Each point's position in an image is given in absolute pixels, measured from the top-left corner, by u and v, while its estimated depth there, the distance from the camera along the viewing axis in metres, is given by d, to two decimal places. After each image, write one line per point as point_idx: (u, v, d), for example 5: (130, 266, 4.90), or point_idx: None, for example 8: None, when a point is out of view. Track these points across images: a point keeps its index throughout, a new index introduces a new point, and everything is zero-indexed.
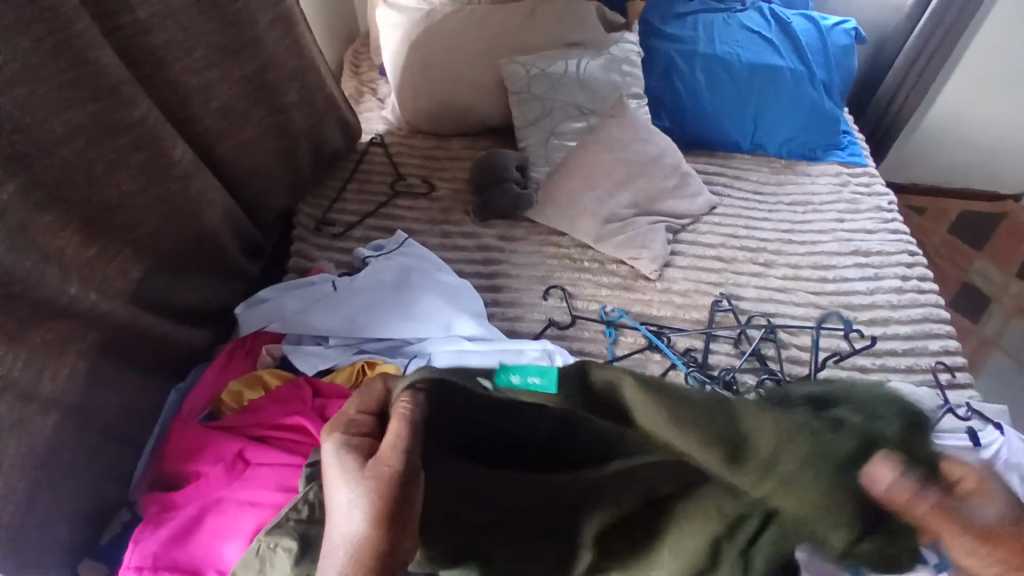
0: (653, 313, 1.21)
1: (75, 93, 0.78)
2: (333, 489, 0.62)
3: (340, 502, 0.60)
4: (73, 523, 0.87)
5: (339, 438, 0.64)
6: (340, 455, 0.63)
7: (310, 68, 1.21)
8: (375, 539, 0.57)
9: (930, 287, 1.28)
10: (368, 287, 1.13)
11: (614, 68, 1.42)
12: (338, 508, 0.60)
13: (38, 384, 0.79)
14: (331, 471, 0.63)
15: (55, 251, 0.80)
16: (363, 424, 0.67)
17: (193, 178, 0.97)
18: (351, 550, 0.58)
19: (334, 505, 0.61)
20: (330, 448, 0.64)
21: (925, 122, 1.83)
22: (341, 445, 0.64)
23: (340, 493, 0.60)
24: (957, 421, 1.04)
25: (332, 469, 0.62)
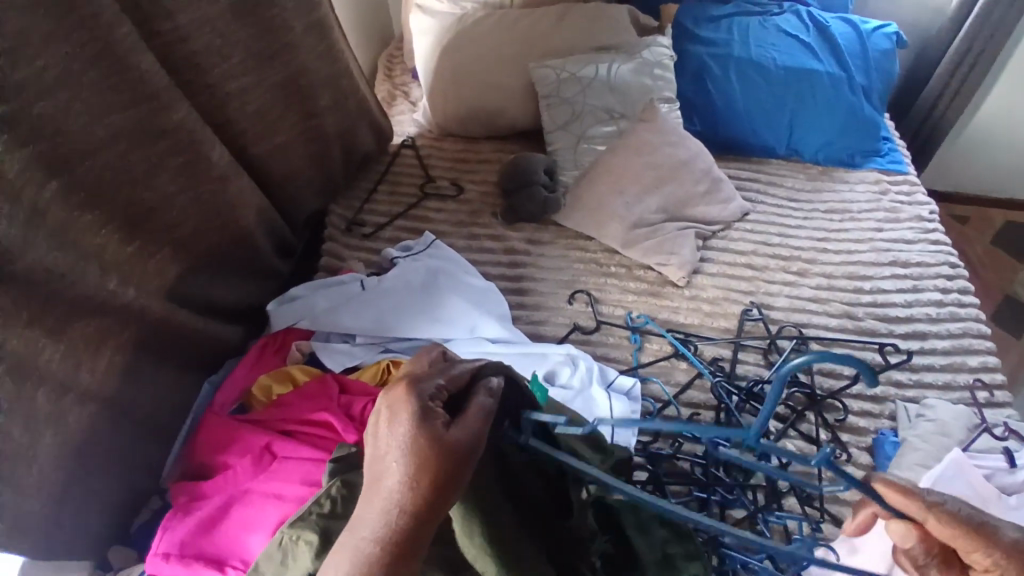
0: (680, 321, 1.20)
1: (117, 98, 0.82)
2: (387, 447, 0.52)
3: (397, 467, 0.50)
4: (107, 510, 0.90)
5: (415, 394, 0.52)
6: (414, 412, 0.51)
7: (342, 73, 1.24)
8: (418, 522, 0.50)
9: (972, 300, 1.23)
10: (395, 288, 1.15)
11: (645, 72, 1.41)
12: (391, 474, 0.50)
13: (75, 376, 0.83)
14: (394, 427, 0.51)
15: (96, 249, 0.83)
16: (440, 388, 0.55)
17: (228, 180, 1.01)
18: (391, 529, 0.50)
19: (384, 466, 0.51)
20: (398, 404, 0.52)
21: (968, 127, 1.77)
22: (416, 404, 0.52)
23: (401, 460, 0.50)
24: (993, 441, 1.00)
25: (395, 426, 0.51)
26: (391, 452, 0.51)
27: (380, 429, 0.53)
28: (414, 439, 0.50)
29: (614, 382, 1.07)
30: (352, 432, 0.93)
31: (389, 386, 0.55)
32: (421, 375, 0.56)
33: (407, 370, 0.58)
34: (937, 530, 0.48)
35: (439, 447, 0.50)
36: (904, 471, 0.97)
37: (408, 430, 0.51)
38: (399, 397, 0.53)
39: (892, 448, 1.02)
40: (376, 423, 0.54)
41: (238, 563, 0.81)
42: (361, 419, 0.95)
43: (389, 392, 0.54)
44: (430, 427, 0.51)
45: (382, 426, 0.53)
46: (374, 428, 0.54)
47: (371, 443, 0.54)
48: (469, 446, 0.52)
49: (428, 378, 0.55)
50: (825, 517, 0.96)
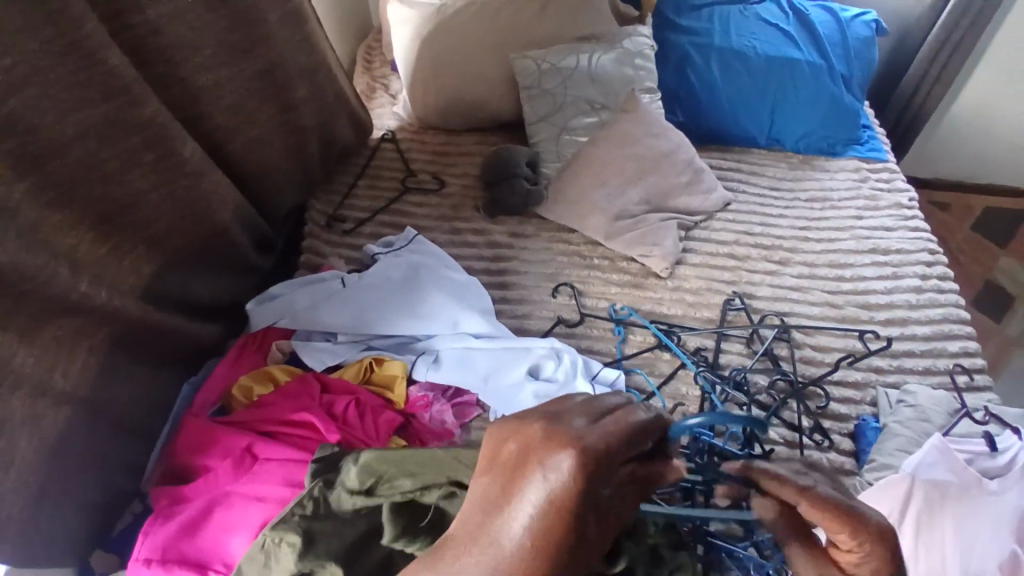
0: (663, 312, 1.20)
1: (88, 93, 0.80)
2: (524, 500, 0.46)
3: (525, 526, 0.45)
4: (86, 515, 0.89)
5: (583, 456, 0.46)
6: (583, 488, 0.45)
7: (319, 64, 1.21)
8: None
9: (951, 286, 1.24)
10: (376, 284, 1.13)
11: (627, 62, 1.40)
12: (512, 533, 0.45)
13: (49, 378, 0.81)
14: (548, 489, 0.45)
15: (68, 248, 0.81)
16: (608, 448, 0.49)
17: (204, 176, 0.99)
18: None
19: (512, 512, 0.46)
20: (571, 475, 0.45)
21: (947, 115, 1.79)
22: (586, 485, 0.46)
23: (534, 526, 0.44)
24: (974, 426, 1.01)
25: (552, 489, 0.45)
26: (526, 510, 0.45)
27: (524, 471, 0.47)
28: (565, 516, 0.45)
29: (599, 374, 1.07)
30: (335, 432, 0.92)
31: (571, 440, 0.47)
32: (612, 447, 0.48)
33: (598, 427, 0.50)
34: (808, 508, 0.57)
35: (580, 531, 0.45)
36: (885, 457, 0.97)
37: (562, 502, 0.45)
38: (576, 466, 0.46)
39: (872, 434, 1.04)
40: (525, 462, 0.47)
41: (220, 567, 0.80)
42: (343, 419, 0.95)
43: (570, 448, 0.46)
44: (587, 507, 0.46)
45: (528, 475, 0.47)
46: (519, 467, 0.47)
47: (500, 472, 0.48)
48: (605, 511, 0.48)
49: (614, 451, 0.48)
50: None
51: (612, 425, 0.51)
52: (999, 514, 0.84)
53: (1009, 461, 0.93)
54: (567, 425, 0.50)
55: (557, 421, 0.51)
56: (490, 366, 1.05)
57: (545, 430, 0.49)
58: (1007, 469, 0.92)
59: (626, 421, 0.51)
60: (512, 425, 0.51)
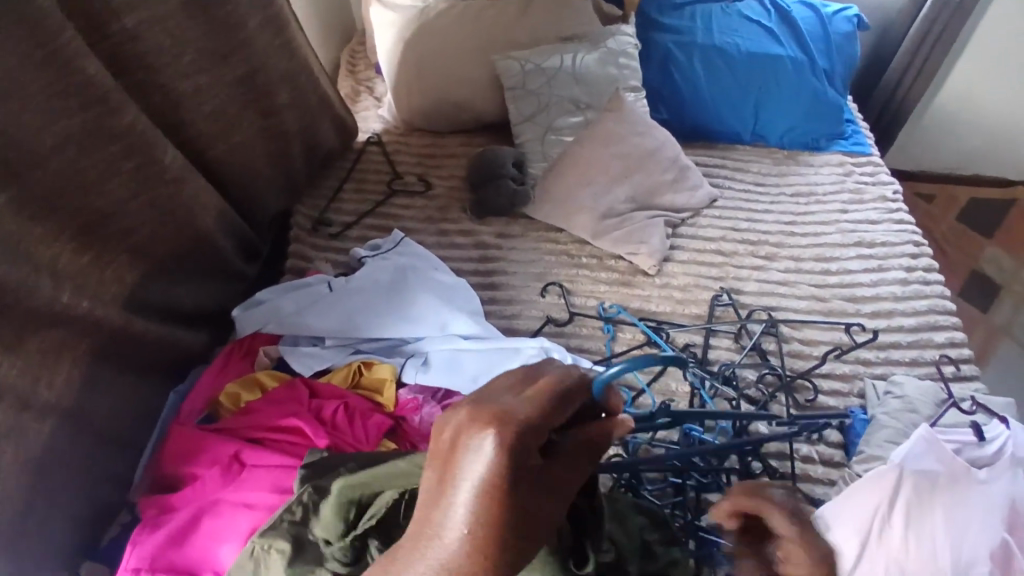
0: (652, 309, 1.20)
1: (65, 102, 0.79)
2: (460, 488, 0.43)
3: (463, 515, 0.43)
4: (73, 527, 0.88)
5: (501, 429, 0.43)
6: (512, 467, 0.43)
7: (301, 68, 1.21)
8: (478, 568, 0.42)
9: (936, 278, 1.26)
10: (363, 288, 1.13)
11: (611, 61, 1.41)
12: (452, 521, 0.43)
13: (33, 391, 0.80)
14: (478, 473, 0.43)
15: (49, 259, 0.80)
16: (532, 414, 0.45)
17: (186, 182, 0.98)
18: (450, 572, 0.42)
19: (450, 503, 0.44)
20: (496, 451, 0.43)
21: (929, 109, 1.81)
22: (514, 459, 0.43)
23: (473, 513, 0.43)
24: (962, 416, 1.02)
25: (481, 472, 0.43)
26: (461, 497, 0.43)
27: (455, 459, 0.45)
28: (501, 498, 0.42)
29: None
30: (324, 436, 0.92)
31: (493, 416, 0.44)
32: (540, 415, 0.45)
33: (526, 398, 0.47)
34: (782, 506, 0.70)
35: (525, 508, 0.44)
36: (874, 448, 0.98)
37: (495, 484, 0.43)
38: (498, 444, 0.43)
39: (861, 426, 1.04)
40: (455, 449, 0.45)
41: None
42: (332, 423, 0.94)
43: (490, 426, 0.44)
44: (523, 485, 0.43)
45: (460, 461, 0.44)
46: (449, 454, 0.45)
47: (437, 462, 0.46)
48: (551, 481, 0.47)
49: (544, 420, 0.45)
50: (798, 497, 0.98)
51: (541, 392, 0.47)
52: (989, 505, 0.84)
53: (997, 450, 0.93)
54: (494, 401, 0.47)
55: (482, 397, 0.48)
56: (479, 367, 1.04)
57: (469, 409, 0.46)
58: (996, 458, 0.92)
59: (554, 384, 0.48)
60: (449, 412, 0.48)
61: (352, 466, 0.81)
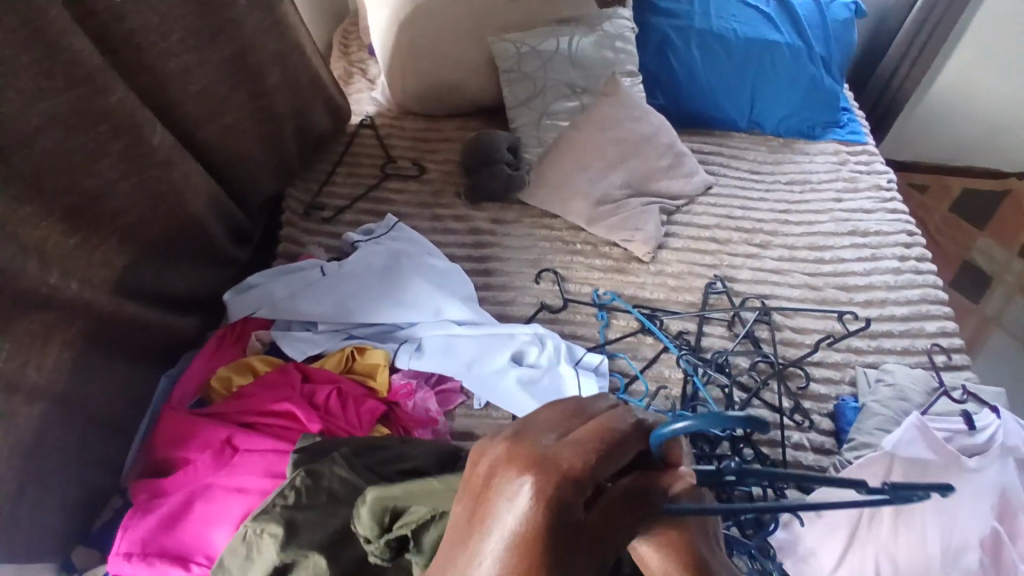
0: (646, 296, 1.20)
1: (51, 81, 0.77)
2: (489, 534, 0.39)
3: (490, 566, 0.38)
4: (65, 511, 0.87)
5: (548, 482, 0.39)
6: (553, 517, 0.39)
7: (292, 49, 1.19)
8: None
9: (928, 267, 1.26)
10: (357, 272, 1.12)
11: (607, 45, 1.39)
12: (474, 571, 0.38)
13: (22, 374, 0.79)
14: (512, 519, 0.39)
15: (36, 242, 0.79)
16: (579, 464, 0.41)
17: (176, 164, 0.97)
18: None
19: (476, 549, 0.39)
20: (536, 502, 0.39)
21: (925, 98, 1.80)
22: (554, 512, 0.39)
23: (500, 565, 0.38)
24: (952, 404, 1.03)
25: (516, 520, 0.39)
26: (492, 547, 0.39)
27: (488, 499, 0.41)
28: (534, 553, 0.38)
29: (583, 359, 1.08)
30: (317, 422, 0.91)
31: (536, 459, 0.41)
32: (588, 463, 0.41)
33: (571, 440, 0.43)
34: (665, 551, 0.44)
35: (565, 569, 0.38)
36: (864, 435, 0.99)
37: (531, 534, 0.38)
38: (539, 491, 0.39)
39: (852, 414, 1.05)
40: (488, 488, 0.41)
41: (203, 560, 0.79)
42: (325, 408, 0.94)
43: (530, 471, 0.40)
44: (559, 540, 0.38)
45: (494, 504, 0.40)
46: (484, 494, 0.41)
47: (466, 500, 0.42)
48: (594, 537, 0.40)
49: (590, 468, 0.41)
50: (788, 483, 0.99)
51: (589, 437, 0.43)
52: (978, 492, 0.88)
53: (987, 438, 0.94)
54: (535, 441, 0.43)
55: (524, 436, 0.44)
56: (474, 354, 1.05)
57: (507, 445, 0.42)
58: (986, 448, 0.93)
59: (605, 428, 0.44)
60: (488, 444, 0.44)
61: (345, 452, 0.81)
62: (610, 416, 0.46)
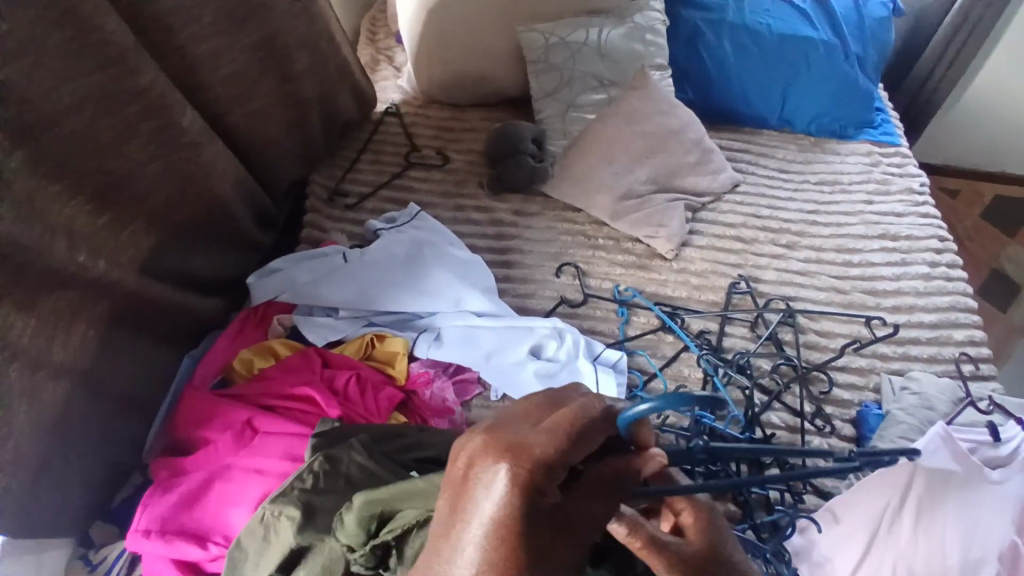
0: (668, 294, 1.19)
1: (83, 61, 0.78)
2: (470, 523, 0.39)
3: (473, 554, 0.38)
4: (87, 485, 0.89)
5: (519, 464, 0.39)
6: (530, 503, 0.39)
7: (320, 34, 1.19)
8: None
9: (959, 274, 1.23)
10: (379, 260, 1.12)
11: (637, 37, 1.37)
12: (457, 560, 0.39)
13: (49, 350, 0.80)
14: (489, 508, 0.39)
15: (65, 221, 0.80)
16: (548, 447, 0.41)
17: (203, 147, 0.97)
18: None
19: (459, 539, 0.39)
20: (510, 489, 0.39)
21: (962, 100, 1.75)
22: (528, 497, 0.39)
23: (483, 555, 0.38)
24: (977, 415, 1.00)
25: (492, 508, 0.39)
26: (472, 535, 0.39)
27: (468, 490, 0.41)
28: (516, 539, 0.38)
29: (601, 355, 1.07)
30: (336, 407, 0.92)
31: (509, 446, 0.41)
32: (560, 449, 0.41)
33: (542, 428, 0.42)
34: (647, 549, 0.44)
35: (543, 552, 0.39)
36: (887, 443, 0.97)
37: (510, 521, 0.38)
38: (512, 477, 0.39)
39: (875, 420, 1.03)
40: (468, 479, 0.41)
41: (221, 539, 0.81)
42: (344, 394, 0.95)
43: (504, 459, 0.40)
44: (537, 526, 0.39)
45: (472, 494, 0.40)
46: (463, 484, 0.41)
47: (448, 492, 0.42)
48: (571, 522, 0.41)
49: (563, 455, 0.41)
50: (807, 489, 0.97)
51: (561, 421, 0.43)
52: (1001, 504, 0.85)
53: (1012, 450, 0.91)
54: (512, 429, 0.43)
55: (500, 424, 0.43)
56: (493, 346, 1.05)
57: (484, 436, 0.42)
58: (1010, 460, 0.91)
59: (576, 413, 0.44)
60: (465, 435, 0.44)
61: (363, 439, 0.81)
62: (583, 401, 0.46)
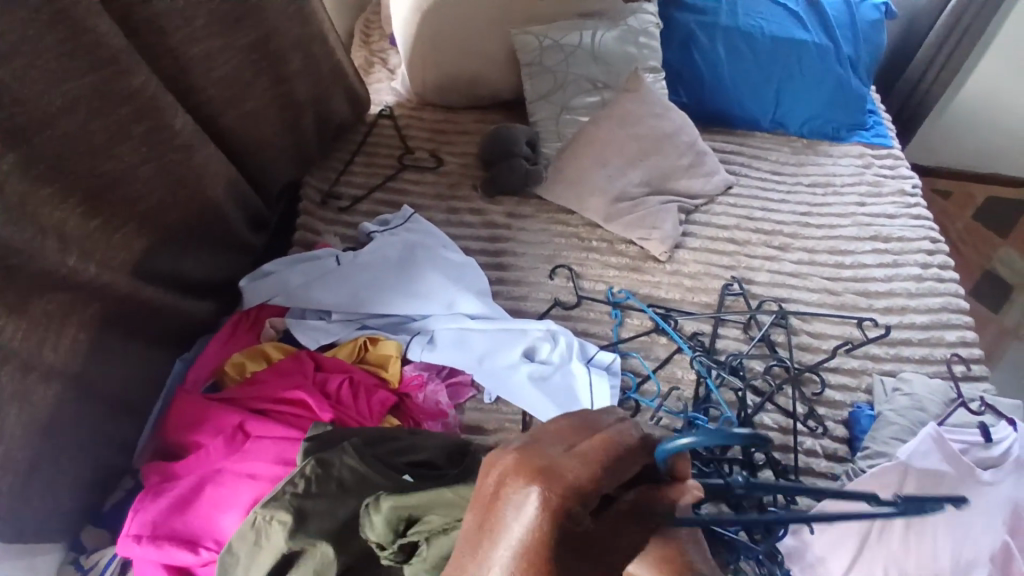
0: (661, 296, 1.19)
1: (75, 63, 0.78)
2: (498, 545, 0.40)
3: None
4: (77, 489, 0.89)
5: (549, 493, 0.39)
6: (558, 530, 0.38)
7: (314, 36, 1.18)
8: None
9: (951, 275, 1.24)
10: (371, 263, 1.12)
11: (630, 40, 1.37)
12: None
13: (39, 353, 0.80)
14: (516, 532, 0.39)
15: (56, 223, 0.80)
16: (582, 474, 0.40)
17: (195, 149, 0.97)
18: None
19: (486, 558, 0.40)
20: (540, 515, 0.39)
21: (953, 102, 1.76)
22: (558, 525, 0.39)
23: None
24: (969, 416, 1.00)
25: (519, 532, 0.39)
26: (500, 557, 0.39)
27: (497, 509, 0.41)
28: (540, 565, 0.38)
29: (594, 357, 1.07)
30: (328, 411, 0.92)
31: (540, 470, 0.40)
32: (592, 476, 0.40)
33: (578, 451, 0.41)
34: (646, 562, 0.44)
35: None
36: (879, 444, 0.97)
37: (537, 545, 0.38)
38: (541, 504, 0.39)
39: (867, 421, 1.03)
40: (497, 498, 0.41)
41: (212, 544, 0.80)
42: (336, 398, 0.94)
43: (535, 482, 0.39)
44: (565, 554, 0.39)
45: (502, 514, 0.40)
46: (492, 503, 0.41)
47: (478, 507, 0.43)
48: (598, 548, 0.40)
49: (596, 483, 0.40)
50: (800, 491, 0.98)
51: (595, 446, 0.42)
52: (993, 506, 0.87)
53: (1004, 451, 0.92)
54: (543, 449, 0.42)
55: (534, 445, 0.43)
56: (487, 348, 1.05)
57: (516, 456, 0.42)
58: (1002, 461, 0.91)
59: (614, 438, 0.42)
60: (499, 451, 0.44)
61: (355, 442, 0.81)
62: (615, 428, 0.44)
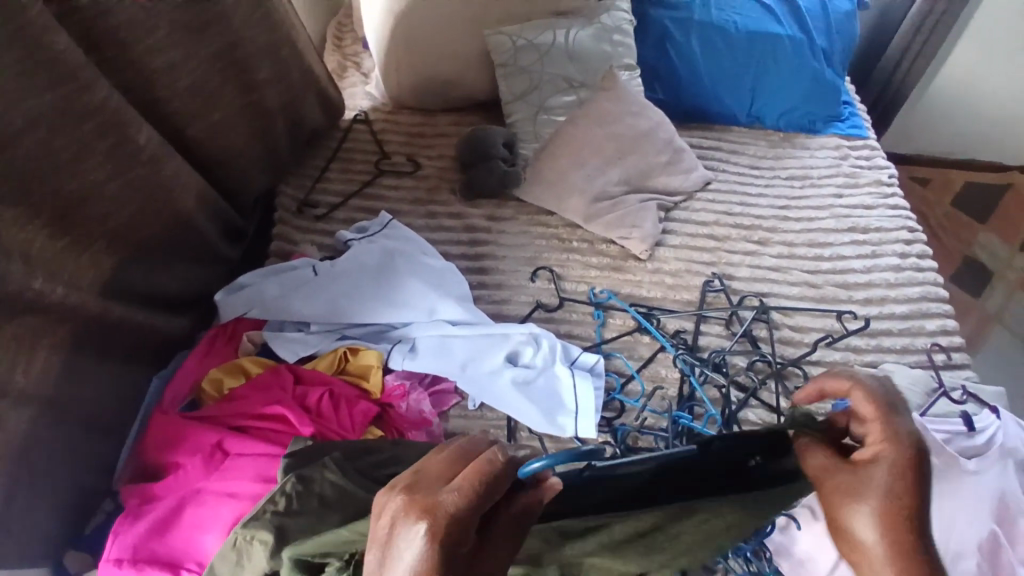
0: (643, 295, 1.19)
1: (34, 80, 0.75)
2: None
3: None
4: (57, 514, 0.87)
5: (433, 517, 0.43)
6: (444, 552, 0.42)
7: (283, 43, 1.16)
8: None
9: (929, 265, 1.25)
10: (349, 271, 1.10)
11: (604, 38, 1.36)
12: None
13: (9, 379, 0.78)
14: (410, 560, 0.42)
15: (21, 245, 0.77)
16: (458, 503, 0.43)
17: (164, 162, 0.95)
18: None
19: None
20: (428, 544, 0.42)
21: (928, 90, 1.77)
22: (447, 547, 0.42)
23: None
24: (952, 406, 1.01)
25: (413, 559, 0.42)
26: None
27: (392, 546, 0.43)
28: None
29: (578, 358, 1.07)
30: (309, 425, 0.90)
31: (426, 505, 0.43)
32: (472, 503, 0.44)
33: (456, 485, 0.45)
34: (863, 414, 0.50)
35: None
36: None
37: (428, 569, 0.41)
38: (431, 532, 0.42)
39: None
40: (391, 538, 0.44)
41: (194, 566, 0.79)
42: (317, 411, 0.93)
43: (423, 517, 0.43)
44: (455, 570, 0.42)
45: (395, 551, 0.43)
46: (387, 542, 0.44)
47: (374, 547, 0.45)
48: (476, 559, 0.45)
49: (475, 510, 0.44)
50: None
51: (471, 476, 0.45)
52: (979, 496, 0.87)
53: (987, 440, 0.92)
54: (429, 487, 0.45)
55: (420, 482, 0.46)
56: (470, 354, 1.04)
57: (405, 497, 0.45)
58: (986, 450, 0.92)
59: (487, 466, 0.46)
60: (387, 493, 0.47)
61: (336, 457, 0.78)
62: (491, 452, 0.47)
